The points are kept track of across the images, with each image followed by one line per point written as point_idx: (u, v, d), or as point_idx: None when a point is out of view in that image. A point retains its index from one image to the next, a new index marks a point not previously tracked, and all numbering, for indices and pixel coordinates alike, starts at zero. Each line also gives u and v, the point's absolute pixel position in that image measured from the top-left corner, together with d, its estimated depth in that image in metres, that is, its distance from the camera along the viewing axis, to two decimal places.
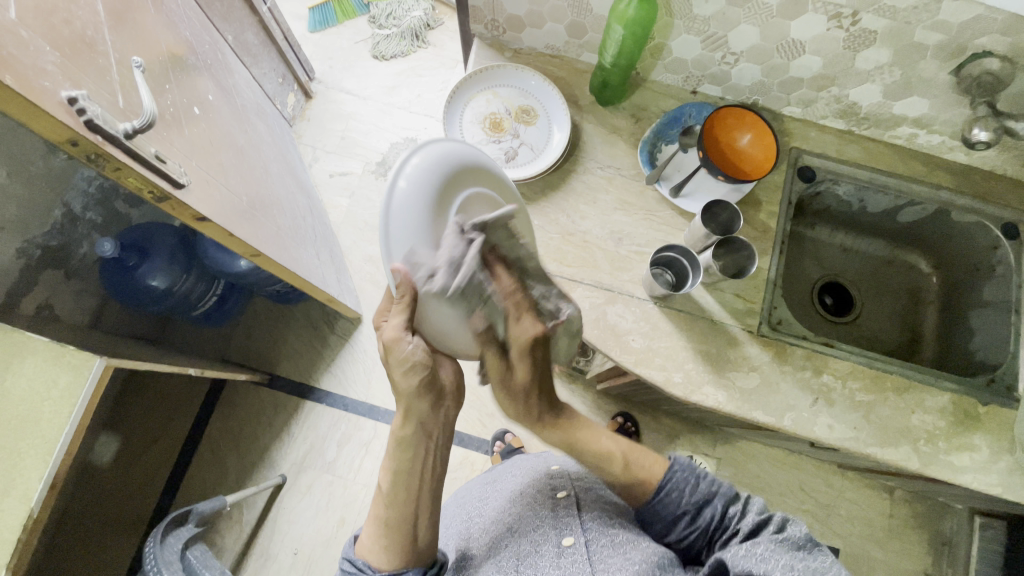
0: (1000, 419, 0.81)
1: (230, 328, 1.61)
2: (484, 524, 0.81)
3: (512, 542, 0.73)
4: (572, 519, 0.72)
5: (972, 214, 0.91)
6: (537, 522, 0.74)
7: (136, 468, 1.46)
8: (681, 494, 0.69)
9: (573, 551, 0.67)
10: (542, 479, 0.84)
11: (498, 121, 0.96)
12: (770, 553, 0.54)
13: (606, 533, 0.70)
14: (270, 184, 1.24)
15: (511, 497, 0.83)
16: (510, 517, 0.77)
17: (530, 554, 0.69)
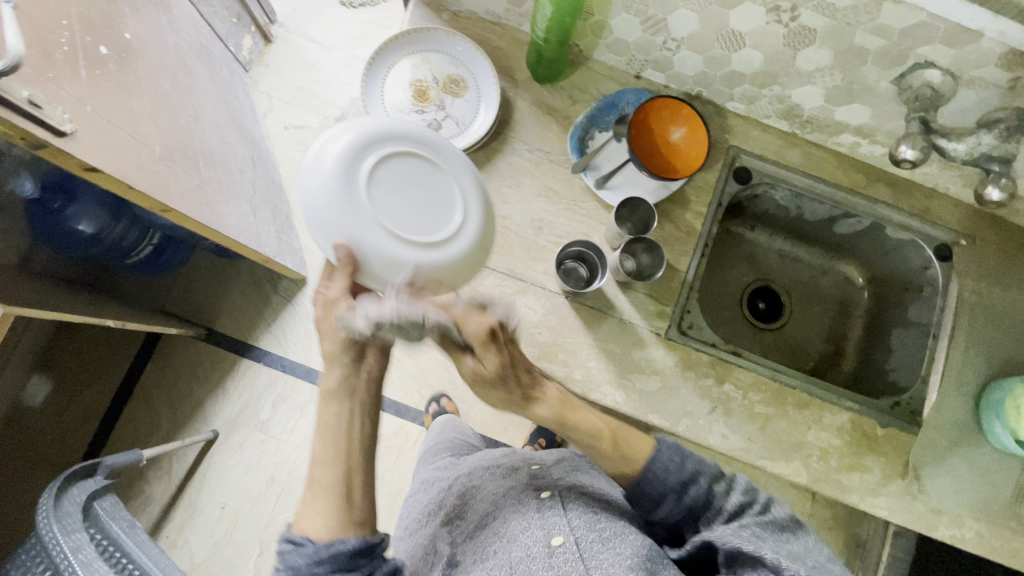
0: (897, 442, 0.81)
1: (171, 279, 1.57)
2: (467, 528, 0.72)
3: (503, 549, 0.66)
4: (558, 517, 0.66)
5: (906, 231, 0.89)
6: (523, 526, 0.67)
7: (68, 413, 1.46)
8: (670, 472, 0.62)
9: (564, 550, 0.61)
10: (522, 480, 0.76)
11: (424, 89, 0.89)
12: (756, 536, 0.54)
13: (591, 527, 0.65)
14: (201, 132, 1.17)
15: (492, 497, 0.74)
16: (490, 516, 0.71)
17: (521, 561, 0.62)
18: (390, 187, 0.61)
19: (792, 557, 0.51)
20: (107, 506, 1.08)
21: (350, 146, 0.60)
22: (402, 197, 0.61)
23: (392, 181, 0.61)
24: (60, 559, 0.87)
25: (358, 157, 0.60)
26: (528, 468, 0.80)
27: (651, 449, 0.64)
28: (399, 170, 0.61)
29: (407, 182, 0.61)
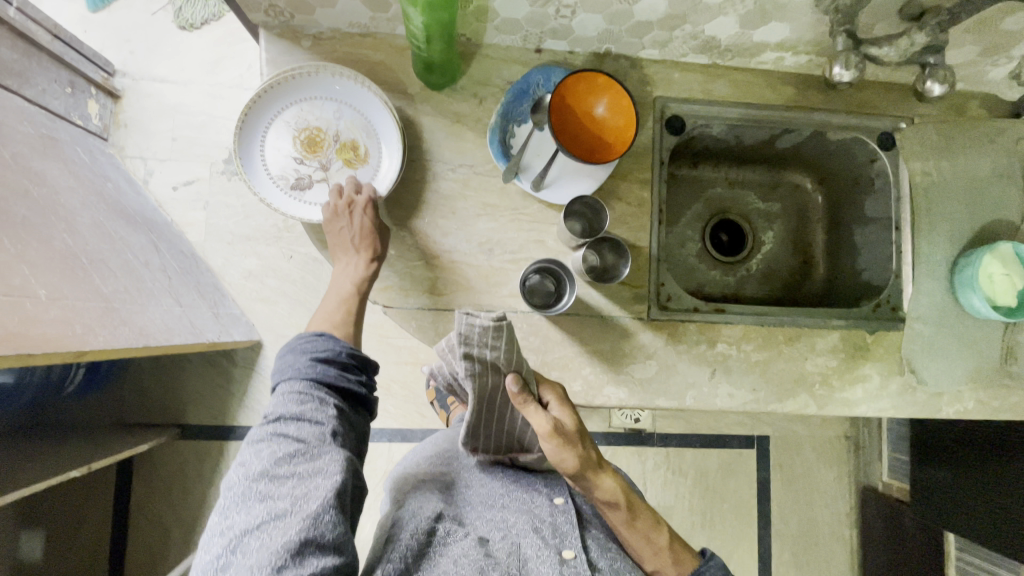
0: (888, 342, 0.83)
1: (119, 389, 1.44)
2: (475, 489, 0.79)
3: (506, 535, 0.71)
4: (570, 531, 0.72)
5: (848, 130, 0.87)
6: (531, 521, 0.73)
7: (75, 557, 1.39)
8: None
9: (574, 564, 0.67)
10: (539, 480, 0.82)
11: (317, 137, 0.76)
12: None
13: (604, 557, 0.71)
14: (83, 241, 1.03)
15: (509, 482, 0.80)
16: (504, 503, 0.76)
17: (529, 559, 0.68)
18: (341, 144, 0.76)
19: None
20: None
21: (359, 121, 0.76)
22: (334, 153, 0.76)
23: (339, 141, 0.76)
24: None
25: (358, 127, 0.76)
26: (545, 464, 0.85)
27: (703, 560, 0.70)
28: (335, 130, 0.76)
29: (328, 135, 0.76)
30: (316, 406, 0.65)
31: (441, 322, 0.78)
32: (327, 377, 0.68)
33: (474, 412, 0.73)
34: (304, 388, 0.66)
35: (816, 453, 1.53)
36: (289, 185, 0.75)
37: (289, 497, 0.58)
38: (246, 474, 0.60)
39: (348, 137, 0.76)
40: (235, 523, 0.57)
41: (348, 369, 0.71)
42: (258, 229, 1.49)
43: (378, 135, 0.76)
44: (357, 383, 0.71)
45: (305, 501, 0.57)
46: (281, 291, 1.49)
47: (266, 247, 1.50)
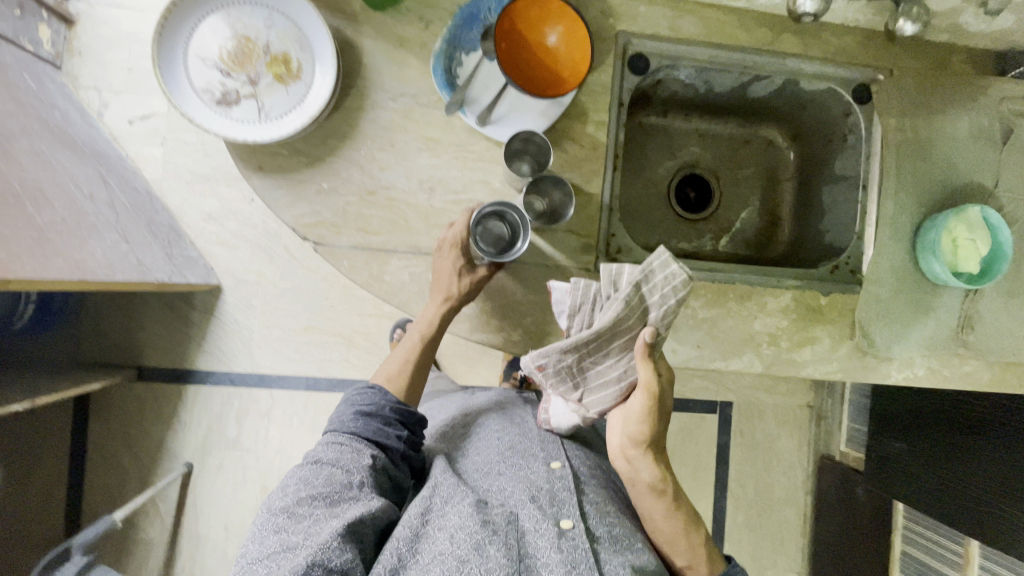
0: (842, 306, 0.80)
1: (73, 328, 1.41)
2: (477, 459, 0.79)
3: (506, 505, 0.69)
4: (567, 499, 0.70)
5: (822, 80, 0.82)
6: (531, 490, 0.71)
7: (30, 492, 1.39)
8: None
9: (573, 534, 0.65)
10: (535, 445, 0.80)
11: (246, 50, 0.70)
12: None
13: (602, 522, 0.69)
14: (16, 167, 0.97)
15: (506, 447, 0.79)
16: (503, 473, 0.75)
17: (528, 529, 0.65)
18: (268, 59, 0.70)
19: None
20: None
21: (288, 32, 0.70)
22: (262, 70, 0.70)
23: (268, 55, 0.70)
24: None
25: (289, 41, 0.70)
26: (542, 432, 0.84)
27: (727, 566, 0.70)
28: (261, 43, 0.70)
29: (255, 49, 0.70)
30: (350, 457, 0.70)
31: (375, 263, 0.74)
32: (366, 430, 0.74)
33: (594, 335, 0.64)
34: (346, 440, 0.72)
35: (777, 422, 1.53)
36: (214, 99, 0.69)
37: (303, 533, 0.59)
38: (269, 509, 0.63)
39: (280, 52, 0.70)
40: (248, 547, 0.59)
41: (390, 424, 0.76)
42: (219, 169, 1.43)
43: (312, 47, 0.70)
44: (397, 439, 0.75)
45: (317, 535, 0.58)
46: (241, 236, 1.44)
47: (227, 188, 1.44)
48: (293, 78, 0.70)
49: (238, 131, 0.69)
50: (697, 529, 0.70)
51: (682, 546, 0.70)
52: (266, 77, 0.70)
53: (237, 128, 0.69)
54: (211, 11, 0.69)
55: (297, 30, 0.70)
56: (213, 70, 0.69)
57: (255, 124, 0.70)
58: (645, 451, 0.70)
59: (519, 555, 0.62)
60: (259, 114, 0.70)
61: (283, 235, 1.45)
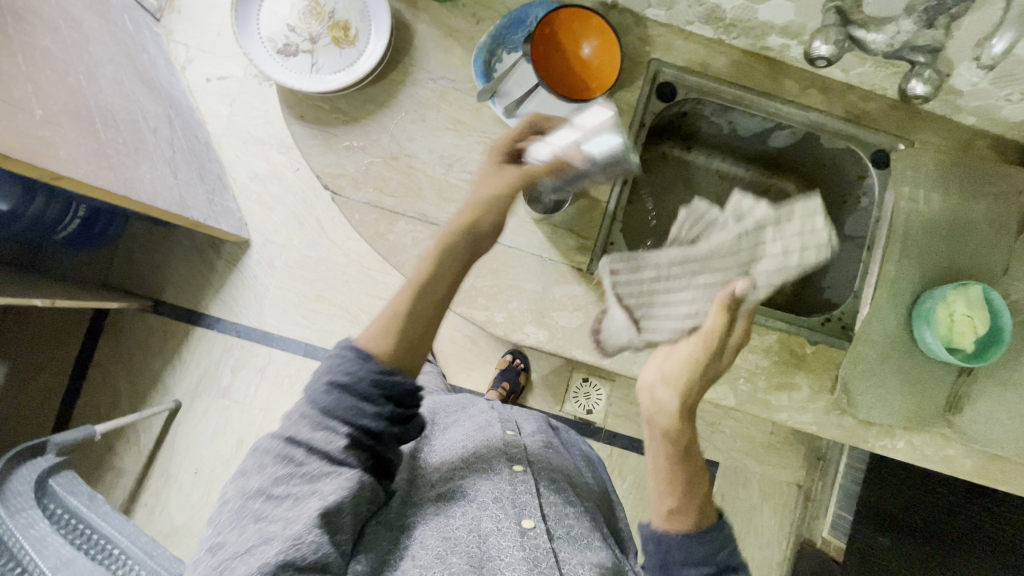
0: (827, 359, 0.80)
1: (110, 252, 1.51)
2: (441, 461, 0.80)
3: (469, 511, 0.71)
4: (529, 500, 0.73)
5: (842, 138, 0.84)
6: (494, 492, 0.73)
7: (30, 394, 1.46)
8: (715, 548, 0.61)
9: (535, 535, 0.68)
10: (498, 443, 0.82)
11: (313, 11, 0.78)
12: None
13: (562, 523, 0.73)
14: (98, 90, 1.08)
15: (467, 450, 0.81)
16: (465, 473, 0.77)
17: (491, 535, 0.68)
18: (332, 24, 0.78)
19: None
20: (64, 481, 1.10)
21: (354, 4, 0.78)
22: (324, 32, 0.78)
23: (332, 21, 0.78)
24: (16, 547, 0.91)
25: (353, 12, 0.78)
26: (507, 435, 0.84)
27: (719, 518, 0.63)
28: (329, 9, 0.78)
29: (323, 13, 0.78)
30: (327, 434, 0.62)
31: (383, 222, 0.79)
32: (338, 409, 0.62)
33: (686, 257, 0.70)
34: (320, 418, 0.62)
35: (762, 493, 1.47)
36: (276, 48, 0.77)
37: (282, 521, 0.57)
38: (244, 491, 0.60)
39: (343, 20, 0.78)
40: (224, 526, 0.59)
41: (368, 399, 0.63)
42: (275, 137, 1.54)
43: (371, 19, 0.77)
44: (373, 419, 0.63)
45: (294, 524, 0.57)
46: (280, 200, 1.53)
47: (278, 154, 1.54)
48: (348, 45, 0.78)
49: (290, 79, 0.77)
50: (696, 489, 0.63)
51: (667, 488, 0.63)
52: (326, 39, 0.78)
53: (289, 76, 0.77)
54: None
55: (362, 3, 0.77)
56: (282, 24, 0.77)
57: (306, 76, 0.77)
58: (676, 378, 0.64)
59: (481, 563, 0.65)
60: (312, 69, 0.78)
61: (318, 207, 1.53)
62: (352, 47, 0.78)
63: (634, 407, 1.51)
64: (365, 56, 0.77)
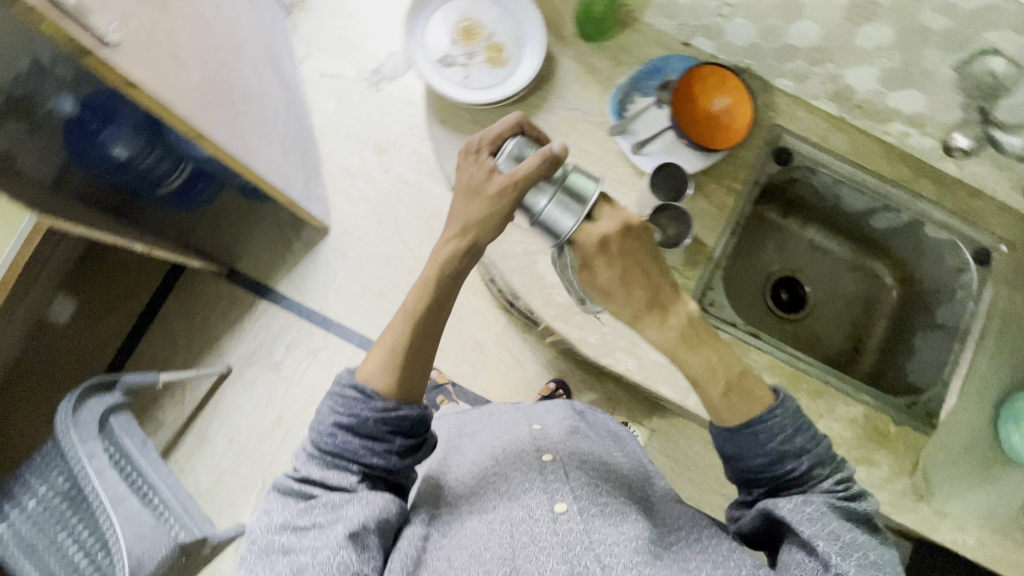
0: (908, 441, 0.80)
1: (198, 215, 1.59)
2: (467, 468, 0.80)
3: (502, 506, 0.70)
4: (560, 485, 0.71)
5: (944, 230, 0.86)
6: (525, 485, 0.72)
7: (93, 334, 1.52)
8: (769, 438, 0.64)
9: (567, 519, 0.66)
10: (525, 439, 0.81)
11: (474, 31, 0.86)
12: (819, 514, 0.58)
13: (594, 502, 0.69)
14: (239, 68, 1.17)
15: (495, 452, 0.80)
16: (494, 472, 0.76)
17: (523, 521, 0.66)
18: (489, 44, 0.85)
19: (840, 549, 0.54)
20: (123, 421, 1.11)
21: (513, 31, 0.85)
22: (481, 51, 0.85)
23: (489, 41, 0.85)
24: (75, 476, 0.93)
25: (511, 37, 0.85)
26: (534, 432, 0.83)
27: (768, 407, 0.65)
28: (488, 31, 0.85)
29: (483, 34, 0.86)
30: (339, 474, 0.68)
31: None
32: (349, 450, 0.68)
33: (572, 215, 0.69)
34: (330, 457, 0.68)
35: None
36: (435, 57, 0.85)
37: (310, 550, 0.60)
38: (269, 528, 0.64)
39: (500, 42, 0.85)
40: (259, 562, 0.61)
41: (378, 439, 0.69)
42: (371, 137, 1.63)
43: (525, 46, 0.84)
44: (384, 456, 0.69)
45: (322, 550, 0.59)
46: (365, 196, 1.60)
47: (371, 154, 1.62)
48: (500, 65, 0.85)
49: (442, 86, 0.84)
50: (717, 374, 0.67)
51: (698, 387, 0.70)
52: (481, 57, 0.85)
53: (441, 83, 0.84)
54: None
55: (521, 32, 0.85)
56: (445, 38, 0.86)
57: (457, 86, 0.84)
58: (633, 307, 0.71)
59: (515, 552, 0.63)
60: (463, 81, 0.85)
61: (398, 208, 1.60)
62: (504, 67, 0.84)
63: (669, 460, 1.50)
64: (513, 78, 0.84)
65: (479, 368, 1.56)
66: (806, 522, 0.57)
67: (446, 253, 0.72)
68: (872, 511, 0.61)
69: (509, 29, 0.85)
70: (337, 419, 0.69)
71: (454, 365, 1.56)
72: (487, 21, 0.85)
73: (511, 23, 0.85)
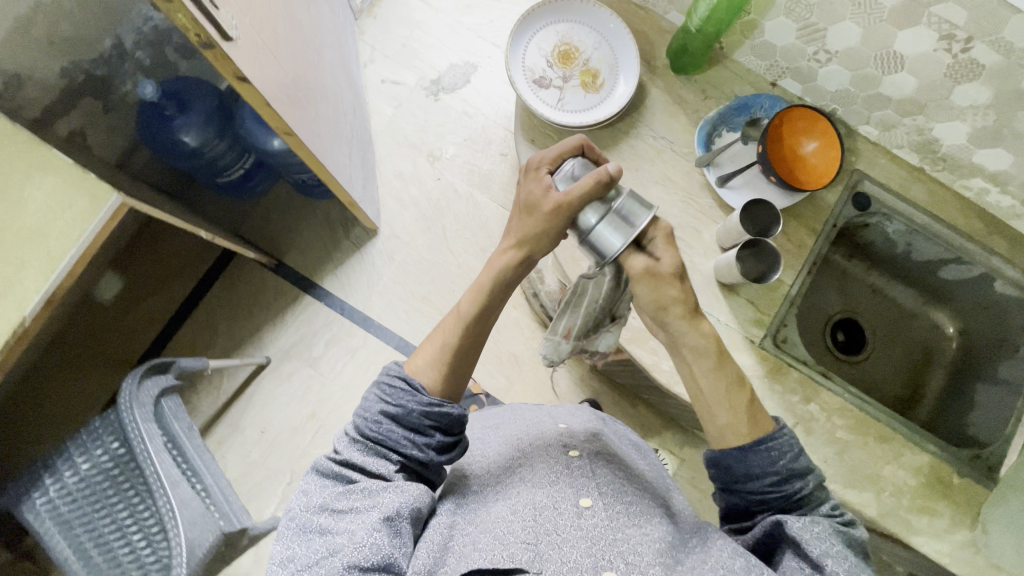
0: (973, 494, 0.80)
1: (251, 206, 1.61)
2: (492, 459, 0.78)
3: (526, 494, 0.68)
4: (586, 481, 0.69)
5: (1015, 287, 0.87)
6: (549, 477, 0.70)
7: (136, 314, 1.53)
8: (780, 456, 0.62)
9: (592, 513, 0.63)
10: (550, 435, 0.80)
11: (571, 56, 0.90)
12: (827, 535, 0.55)
13: (619, 501, 0.67)
14: (319, 68, 1.20)
15: (520, 442, 0.79)
16: (518, 464, 0.74)
17: (546, 509, 0.64)
18: (585, 69, 0.90)
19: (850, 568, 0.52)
20: (172, 405, 1.12)
21: (608, 57, 0.89)
22: (577, 75, 0.90)
23: (585, 65, 0.90)
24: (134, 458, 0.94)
25: (606, 63, 0.89)
26: (560, 429, 0.81)
27: (777, 427, 0.64)
28: (585, 56, 0.90)
29: (579, 59, 0.90)
30: (378, 459, 0.66)
31: None
32: (389, 437, 0.67)
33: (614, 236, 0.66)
34: (367, 441, 0.67)
35: None
36: (533, 78, 0.89)
37: (346, 532, 0.58)
38: (307, 506, 0.62)
39: (595, 68, 0.90)
40: (291, 541, 0.59)
41: (419, 432, 0.68)
42: (426, 145, 1.66)
43: (620, 73, 0.89)
44: (423, 449, 0.67)
45: (358, 532, 0.57)
46: (415, 201, 1.63)
47: (425, 161, 1.65)
48: (595, 90, 0.89)
49: (539, 104, 0.87)
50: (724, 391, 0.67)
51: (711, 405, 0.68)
52: (576, 80, 0.90)
53: (539, 102, 0.88)
54: (563, 22, 0.90)
55: (616, 58, 0.89)
56: (542, 60, 0.90)
57: (553, 106, 0.89)
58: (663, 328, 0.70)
59: (538, 536, 0.60)
60: (559, 102, 0.89)
61: (447, 216, 1.62)
62: (598, 92, 0.89)
63: (698, 490, 1.49)
64: (608, 103, 0.88)
65: (514, 381, 1.56)
66: (816, 540, 0.55)
67: (503, 265, 0.74)
68: (864, 538, 0.60)
69: (605, 55, 0.89)
70: (383, 405, 0.68)
71: (489, 376, 1.56)
72: (584, 46, 0.90)
73: (606, 49, 0.89)
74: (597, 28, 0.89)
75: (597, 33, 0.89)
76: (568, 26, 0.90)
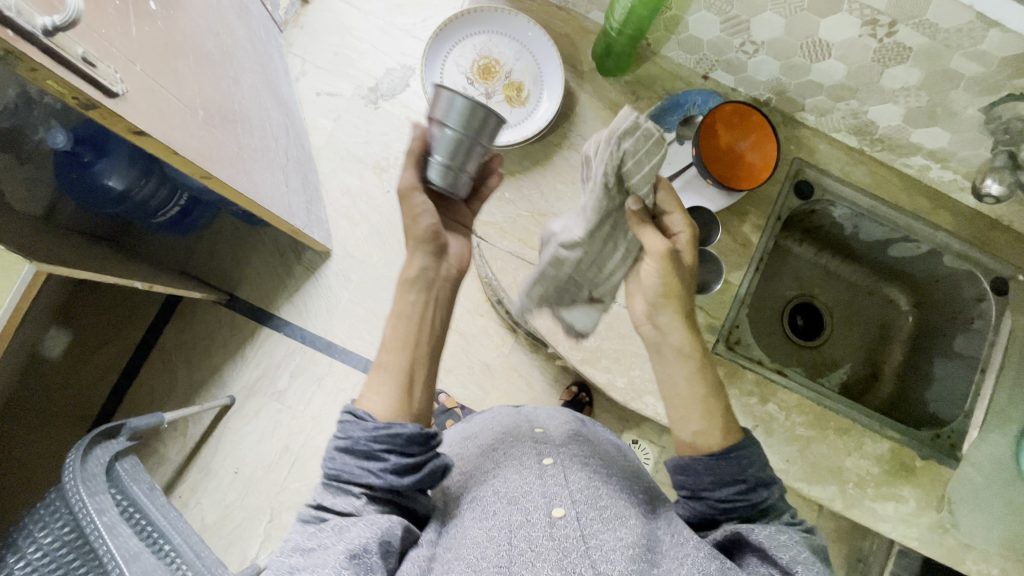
0: (935, 475, 0.80)
1: (194, 240, 1.54)
2: (470, 470, 0.70)
3: (497, 508, 0.60)
4: (561, 488, 0.61)
5: (964, 260, 0.86)
6: (522, 486, 0.62)
7: (88, 368, 1.46)
8: (750, 465, 0.60)
9: (565, 524, 0.56)
10: (523, 439, 0.71)
11: (492, 69, 0.87)
12: (793, 543, 0.53)
13: (592, 506, 0.59)
14: (239, 97, 1.12)
15: (494, 451, 0.70)
16: (490, 474, 0.66)
17: (520, 526, 0.56)
18: (507, 81, 0.87)
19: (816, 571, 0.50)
20: (128, 467, 1.09)
21: (528, 66, 0.86)
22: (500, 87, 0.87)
23: (506, 77, 0.87)
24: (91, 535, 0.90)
25: (527, 73, 0.86)
26: (534, 434, 0.73)
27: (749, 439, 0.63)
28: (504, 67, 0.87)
29: (500, 70, 0.87)
30: (343, 496, 0.58)
31: (522, 272, 0.80)
32: (344, 472, 0.59)
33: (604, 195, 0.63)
34: (330, 482, 0.59)
35: None
36: None
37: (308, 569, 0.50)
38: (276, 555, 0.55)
39: (518, 80, 0.87)
40: None
41: (373, 458, 0.59)
42: (371, 157, 1.60)
43: (544, 83, 0.86)
44: (381, 475, 0.58)
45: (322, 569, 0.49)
46: (366, 217, 1.57)
47: (371, 174, 1.59)
48: (520, 103, 0.87)
49: None
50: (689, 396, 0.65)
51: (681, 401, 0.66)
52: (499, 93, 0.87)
53: None
54: (477, 33, 0.87)
55: (536, 67, 0.86)
56: (461, 77, 0.87)
57: None
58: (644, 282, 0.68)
59: (510, 560, 0.52)
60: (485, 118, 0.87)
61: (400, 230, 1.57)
62: (523, 103, 0.87)
63: None
64: (535, 114, 0.86)
65: (488, 390, 1.54)
66: (782, 548, 0.52)
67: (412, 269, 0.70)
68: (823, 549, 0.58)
69: (524, 65, 0.86)
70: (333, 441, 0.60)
71: (462, 387, 1.53)
72: (502, 57, 0.87)
73: (525, 57, 0.86)
74: (512, 38, 0.86)
75: (514, 42, 0.86)
76: (484, 37, 0.87)
